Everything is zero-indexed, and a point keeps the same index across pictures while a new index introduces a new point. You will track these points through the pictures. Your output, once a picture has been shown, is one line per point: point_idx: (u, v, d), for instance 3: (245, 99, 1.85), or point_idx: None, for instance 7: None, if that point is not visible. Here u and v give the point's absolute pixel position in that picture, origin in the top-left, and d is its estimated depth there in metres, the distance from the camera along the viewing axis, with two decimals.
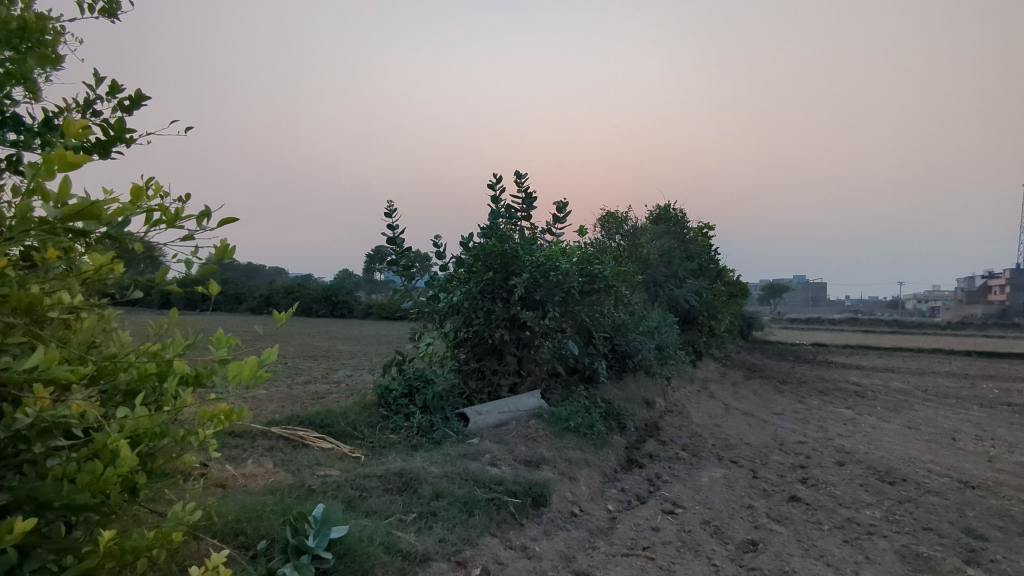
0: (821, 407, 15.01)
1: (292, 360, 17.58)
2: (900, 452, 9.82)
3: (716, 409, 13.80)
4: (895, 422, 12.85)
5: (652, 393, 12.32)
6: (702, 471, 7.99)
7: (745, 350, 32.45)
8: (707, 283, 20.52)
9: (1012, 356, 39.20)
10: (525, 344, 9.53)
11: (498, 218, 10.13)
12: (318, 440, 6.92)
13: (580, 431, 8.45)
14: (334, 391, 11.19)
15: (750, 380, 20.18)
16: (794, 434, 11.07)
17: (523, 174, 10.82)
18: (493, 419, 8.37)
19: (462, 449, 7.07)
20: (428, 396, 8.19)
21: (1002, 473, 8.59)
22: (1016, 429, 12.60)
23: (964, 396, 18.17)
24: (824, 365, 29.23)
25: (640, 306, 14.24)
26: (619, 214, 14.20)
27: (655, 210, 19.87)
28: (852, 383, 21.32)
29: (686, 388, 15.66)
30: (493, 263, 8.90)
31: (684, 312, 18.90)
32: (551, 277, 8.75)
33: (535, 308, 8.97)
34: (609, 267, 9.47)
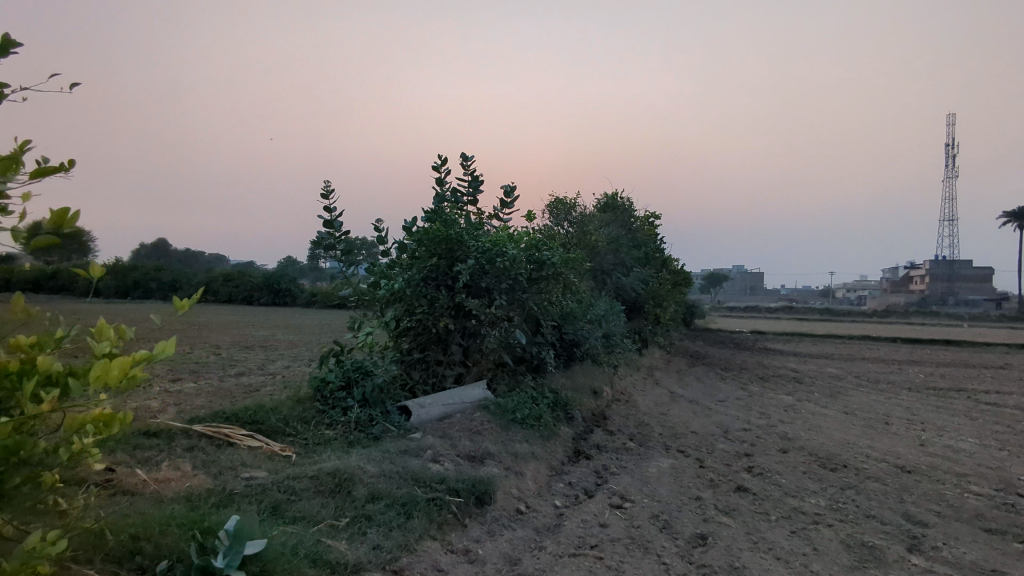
0: (763, 393, 15.32)
1: (226, 350, 16.68)
2: (839, 437, 10.03)
3: (662, 396, 13.87)
4: (833, 408, 13.22)
5: (599, 382, 12.22)
6: (650, 462, 7.88)
7: (689, 338, 33.07)
8: (654, 271, 20.65)
9: (933, 342, 41.52)
10: (471, 333, 9.18)
11: (444, 202, 9.70)
12: (245, 437, 6.41)
13: (526, 423, 8.20)
14: (268, 383, 10.58)
15: (694, 367, 20.52)
16: (738, 421, 11.19)
17: (469, 156, 10.41)
18: (437, 411, 8.01)
19: (403, 445, 6.70)
20: (367, 388, 7.75)
21: (934, 457, 8.85)
22: (943, 413, 13.17)
23: (893, 381, 18.99)
24: (762, 352, 30.11)
25: (588, 294, 14.12)
26: (567, 201, 13.99)
27: (603, 198, 19.82)
28: (790, 369, 21.97)
29: (633, 376, 15.69)
30: (437, 248, 8.47)
31: (631, 300, 18.96)
32: (497, 263, 8.40)
33: (481, 296, 8.60)
34: (558, 254, 9.19)
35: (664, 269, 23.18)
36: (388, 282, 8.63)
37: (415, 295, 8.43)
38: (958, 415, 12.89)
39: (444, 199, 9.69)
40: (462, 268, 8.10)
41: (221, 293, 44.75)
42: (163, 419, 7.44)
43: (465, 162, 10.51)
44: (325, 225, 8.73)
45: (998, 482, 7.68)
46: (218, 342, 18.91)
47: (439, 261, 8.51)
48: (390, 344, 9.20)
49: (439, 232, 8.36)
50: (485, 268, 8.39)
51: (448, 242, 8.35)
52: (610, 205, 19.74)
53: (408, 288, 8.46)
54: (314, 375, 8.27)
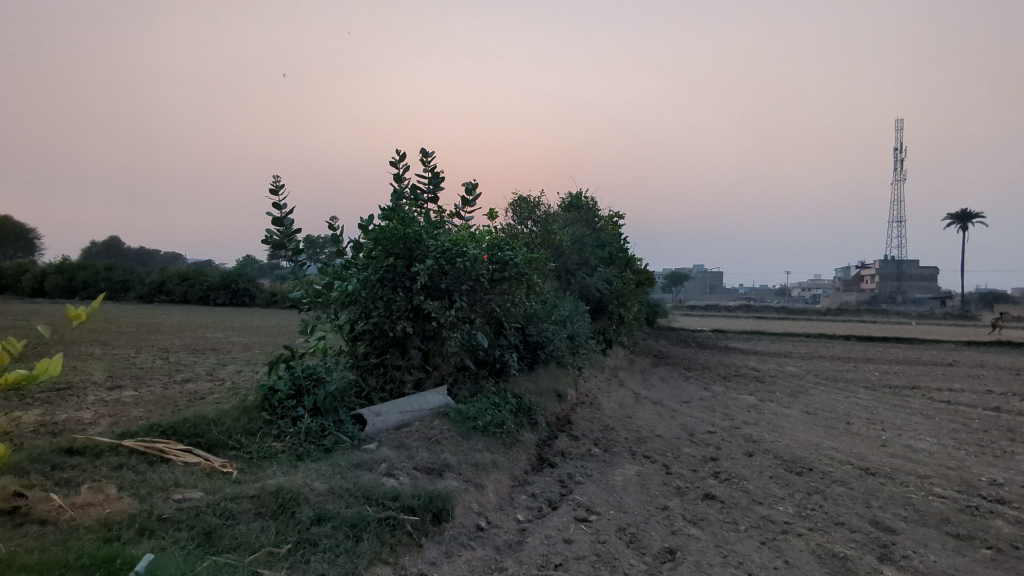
0: (726, 393, 15.34)
1: (174, 354, 15.86)
2: (803, 439, 10.00)
3: (627, 398, 13.72)
4: (795, 408, 13.28)
5: (564, 385, 11.98)
6: (615, 469, 7.65)
7: (652, 337, 33.25)
8: (618, 271, 20.57)
9: (886, 340, 42.78)
10: (431, 336, 8.79)
11: (403, 199, 9.29)
12: (182, 453, 5.93)
13: (488, 430, 7.87)
14: (215, 390, 9.99)
15: (657, 367, 20.53)
16: (703, 423, 11.08)
17: (429, 152, 10.02)
18: (395, 420, 7.62)
19: (355, 458, 6.29)
20: (319, 397, 7.28)
21: (896, 458, 8.87)
22: (900, 411, 13.36)
23: (851, 379, 19.33)
24: (724, 351, 30.51)
25: (552, 295, 13.86)
26: (531, 199, 13.70)
27: (567, 197, 19.64)
28: (751, 368, 22.19)
29: (598, 377, 15.53)
30: (395, 247, 8.05)
31: (595, 300, 18.83)
32: (457, 264, 8.02)
33: (441, 298, 8.21)
34: (522, 254, 8.88)
35: (628, 269, 23.17)
36: (342, 283, 8.15)
37: (371, 297, 7.99)
38: (915, 414, 13.09)
39: (402, 196, 9.28)
40: (420, 269, 7.70)
41: (175, 293, 43.14)
42: (93, 432, 6.86)
43: (425, 158, 10.11)
44: (276, 223, 8.23)
45: (959, 484, 7.70)
46: (167, 345, 18.02)
47: (397, 260, 8.08)
48: (345, 348, 8.73)
49: (397, 231, 7.94)
50: (445, 268, 8.00)
51: (406, 241, 7.94)
52: (575, 204, 19.57)
53: (363, 289, 8.00)
54: (262, 383, 7.75)
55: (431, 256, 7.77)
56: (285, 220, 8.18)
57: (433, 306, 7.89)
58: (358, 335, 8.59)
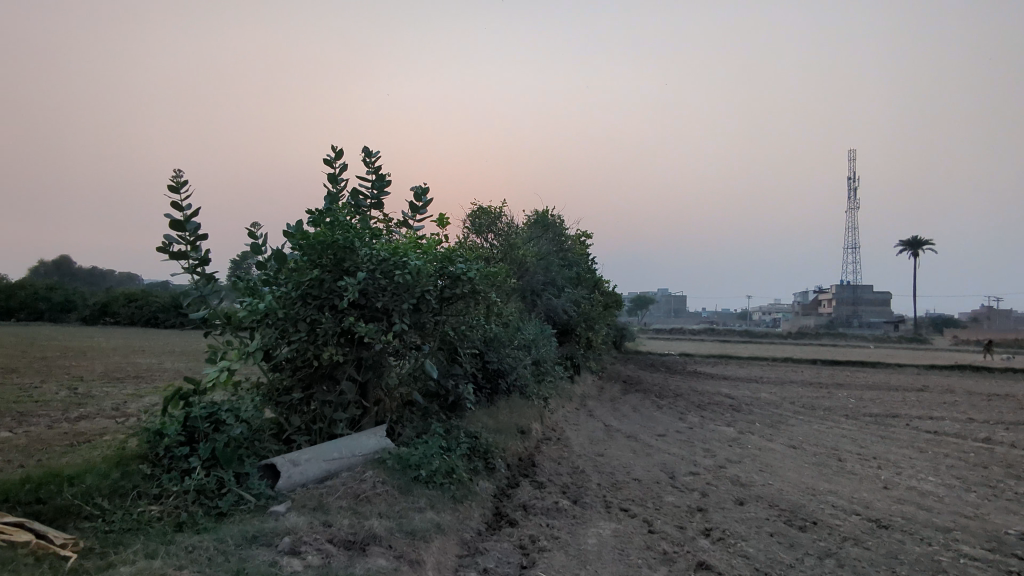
0: (703, 424, 14.21)
1: (89, 383, 13.97)
2: (797, 482, 8.82)
3: (597, 431, 12.42)
4: (779, 442, 12.19)
5: (527, 419, 10.62)
6: (588, 528, 6.32)
7: (620, 361, 32.22)
8: (586, 293, 19.44)
9: (851, 364, 42.71)
10: (369, 365, 7.38)
11: (339, 203, 7.93)
12: (10, 529, 4.39)
13: (433, 482, 6.46)
14: (111, 429, 8.34)
15: (627, 394, 19.35)
16: (683, 462, 9.84)
17: (373, 152, 8.72)
18: (316, 470, 6.18)
19: (252, 528, 4.82)
20: (218, 444, 5.72)
21: (906, 506, 7.73)
22: (890, 444, 12.40)
23: (828, 406, 18.52)
24: (693, 376, 29.67)
25: (515, 317, 12.56)
26: (493, 209, 12.42)
27: (533, 213, 18.45)
28: (724, 395, 21.20)
29: (565, 408, 14.21)
30: (322, 257, 6.66)
31: (562, 322, 17.61)
32: (397, 279, 6.62)
33: (378, 318, 6.81)
34: (476, 267, 7.54)
35: (596, 290, 22.13)
36: (255, 300, 6.69)
37: (292, 318, 6.57)
38: (906, 447, 12.12)
39: (339, 199, 7.92)
40: (350, 282, 6.28)
41: (119, 314, 40.45)
42: None
43: (368, 158, 8.78)
44: (176, 227, 6.79)
45: (987, 539, 6.59)
46: (86, 372, 16.06)
47: (325, 272, 6.68)
48: (264, 380, 7.24)
49: (324, 237, 6.54)
50: (383, 281, 6.60)
51: (334, 248, 6.55)
52: (540, 221, 18.37)
53: (282, 307, 6.57)
54: (148, 424, 6.16)
55: (364, 266, 6.37)
56: (189, 223, 6.81)
57: (367, 328, 6.47)
58: (279, 364, 7.12)
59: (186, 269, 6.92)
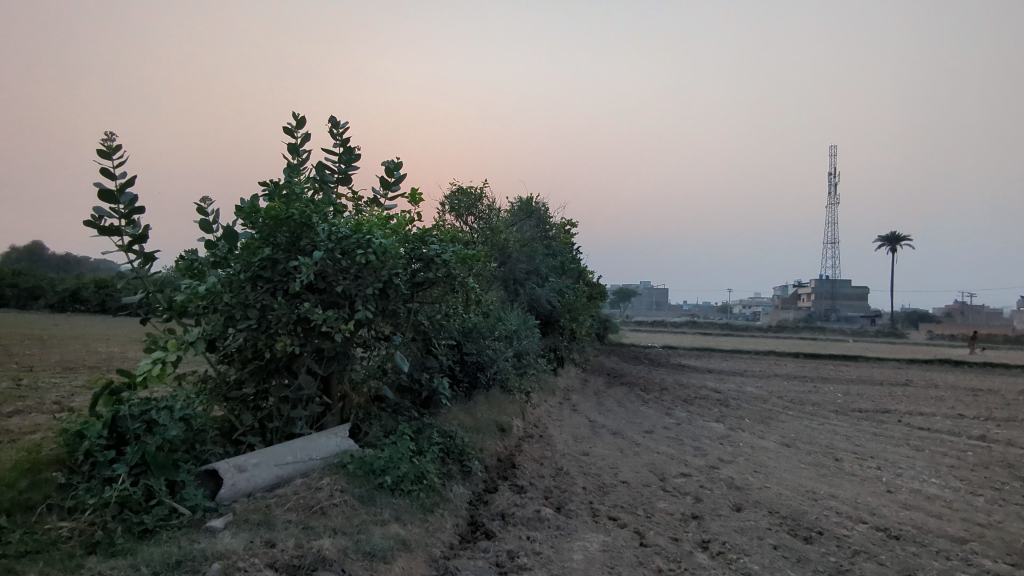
0: (691, 420, 13.65)
1: (36, 373, 12.94)
2: (796, 485, 8.24)
3: (581, 428, 11.77)
4: (771, 439, 11.64)
5: (508, 416, 9.92)
6: (574, 541, 5.65)
7: (603, 353, 31.65)
8: (570, 283, 18.75)
9: (832, 358, 42.68)
10: (332, 356, 6.62)
11: (301, 176, 7.13)
12: None
13: (399, 489, 5.73)
14: (43, 425, 7.48)
15: (612, 388, 18.77)
16: (673, 462, 9.22)
17: (341, 122, 7.90)
18: (266, 476, 5.43)
19: (176, 550, 4.08)
20: (148, 448, 4.93)
21: (914, 512, 7.18)
22: (885, 442, 11.93)
23: (817, 401, 18.10)
24: (677, 368, 29.24)
25: (496, 305, 11.83)
26: (473, 191, 11.66)
27: (516, 199, 17.70)
28: (710, 388, 20.74)
29: (547, 403, 13.54)
30: (275, 235, 5.86)
31: (546, 313, 16.92)
32: (360, 261, 5.83)
33: (340, 304, 6.03)
34: (452, 249, 6.78)
35: (580, 280, 21.49)
36: (198, 282, 5.88)
37: (241, 303, 5.77)
38: (901, 445, 11.65)
39: (300, 172, 7.12)
40: (304, 261, 5.47)
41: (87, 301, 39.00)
42: None
43: (335, 129, 7.97)
44: (106, 198, 5.92)
45: (1006, 551, 6.05)
46: (38, 362, 15.00)
47: (279, 250, 5.88)
48: (211, 373, 6.45)
49: (277, 211, 5.75)
50: (344, 262, 5.81)
51: (288, 224, 5.74)
52: (524, 207, 17.60)
53: (229, 291, 5.75)
54: (69, 424, 5.35)
55: (322, 244, 5.57)
56: (124, 196, 5.98)
57: (326, 315, 5.69)
58: (228, 355, 6.34)
59: (118, 248, 6.05)
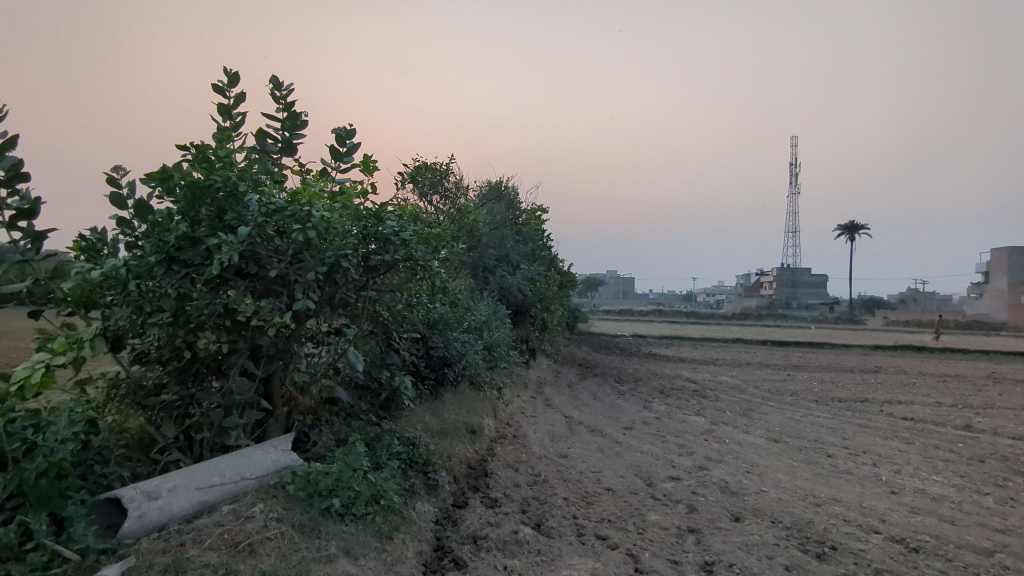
0: (670, 414, 12.99)
1: None
2: (794, 487, 7.57)
3: (557, 425, 10.96)
4: (757, 434, 11.03)
5: (478, 416, 9.02)
6: (560, 570, 4.81)
7: (574, 343, 31.02)
8: (542, 271, 17.93)
9: (799, 345, 42.89)
10: (272, 354, 5.61)
11: (234, 143, 6.04)
12: None
13: (350, 513, 4.79)
14: None
15: (585, 380, 18.05)
16: (659, 464, 8.47)
17: (285, 82, 6.80)
18: (185, 504, 4.42)
19: None
20: (24, 476, 3.87)
21: (926, 519, 6.56)
22: (873, 434, 11.45)
23: (794, 391, 17.70)
24: (649, 358, 28.77)
25: (464, 294, 10.91)
26: (439, 167, 10.65)
27: (485, 182, 16.71)
28: (684, 378, 20.22)
29: (520, 398, 12.70)
30: (194, 208, 4.80)
31: (517, 302, 16.06)
32: (299, 240, 4.80)
33: (276, 293, 5.00)
34: (413, 227, 5.81)
35: (551, 268, 20.69)
36: (99, 267, 4.79)
37: (152, 292, 4.70)
38: (889, 438, 11.16)
39: (233, 136, 6.03)
40: (228, 239, 4.41)
41: None
42: None
43: (278, 90, 6.85)
44: None
45: None
46: None
47: (199, 228, 4.81)
48: (124, 376, 5.36)
49: (194, 179, 4.67)
50: (279, 241, 4.77)
51: (210, 195, 4.67)
52: (493, 190, 16.64)
53: (136, 277, 4.67)
54: None
55: (252, 219, 4.53)
56: (4, 161, 4.85)
57: (258, 305, 4.66)
58: (143, 354, 5.26)
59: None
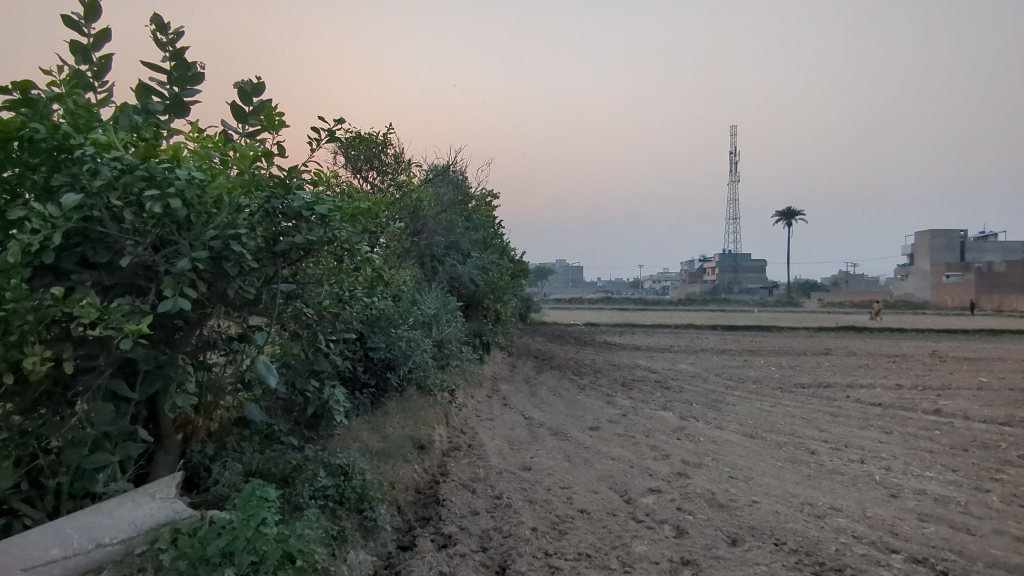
0: (636, 409, 12.11)
1: None
2: (787, 495, 6.72)
3: (517, 428, 9.89)
4: (731, 429, 10.26)
5: (427, 426, 7.84)
6: None
7: (527, 334, 30.09)
8: (493, 259, 16.79)
9: (748, 329, 43.27)
10: (150, 370, 4.27)
11: (97, 98, 4.62)
12: None
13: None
14: None
15: (542, 374, 17.08)
16: (634, 473, 7.51)
17: (170, 24, 5.37)
18: None
19: None
20: None
21: (940, 530, 5.77)
22: (848, 424, 10.85)
23: (756, 378, 17.18)
24: (604, 347, 28.07)
25: (409, 285, 9.66)
26: (376, 141, 9.32)
27: (430, 162, 15.38)
28: (644, 368, 19.51)
29: (474, 398, 11.57)
30: (13, 168, 3.40)
31: (468, 293, 14.89)
32: (167, 215, 3.47)
33: (141, 290, 3.67)
34: (334, 201, 4.54)
35: (503, 256, 19.58)
36: None
37: None
38: (865, 428, 10.56)
39: (95, 87, 4.61)
40: (48, 212, 3.07)
41: None
42: None
43: (161, 33, 5.40)
44: None
45: None
46: None
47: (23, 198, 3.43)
48: None
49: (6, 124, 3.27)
50: (136, 216, 3.43)
51: (31, 153, 3.31)
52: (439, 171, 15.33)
53: None
54: None
55: (89, 185, 3.21)
56: None
57: (107, 307, 3.33)
58: None
59: None
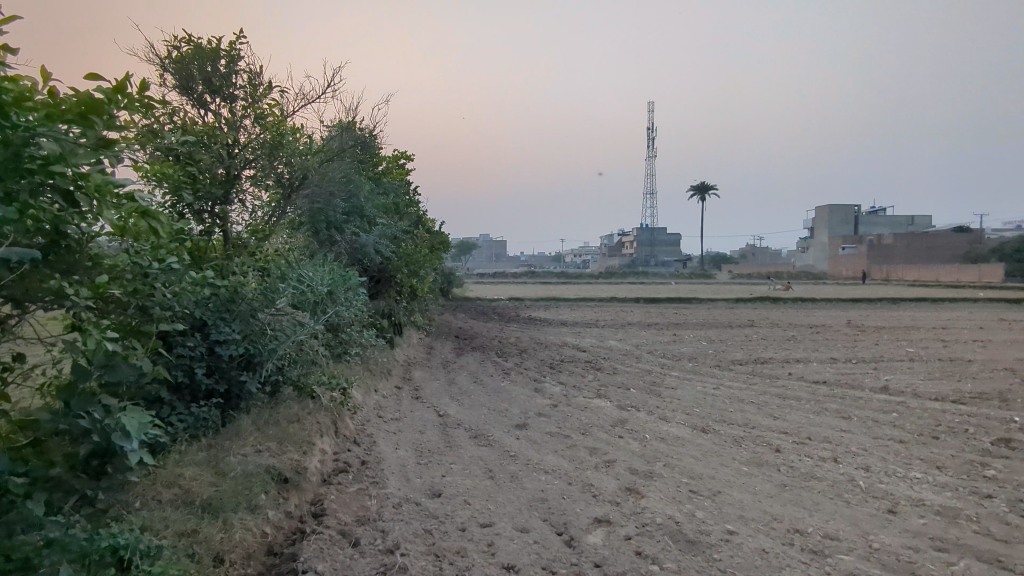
0: (568, 397, 10.55)
1: None
2: (766, 519, 5.27)
3: (427, 432, 8.06)
4: (678, 420, 8.88)
5: (303, 442, 5.87)
6: None
7: (448, 311, 28.19)
8: (405, 227, 14.73)
9: (670, 301, 43.29)
10: None
11: None
12: None
13: None
14: None
15: (462, 356, 15.31)
16: (574, 492, 5.87)
17: None
18: None
19: None
20: None
21: (971, 567, 4.45)
22: (801, 408, 9.74)
23: (690, 355, 16.15)
24: (529, 323, 26.65)
25: (284, 254, 7.53)
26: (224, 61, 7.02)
27: None
28: (573, 346, 18.19)
29: (378, 392, 9.65)
30: None
31: (375, 266, 12.78)
32: None
33: None
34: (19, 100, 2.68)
35: (418, 225, 17.53)
36: None
37: None
38: (821, 413, 9.46)
39: None
40: None
41: None
42: None
43: None
44: None
45: None
46: None
47: None
48: None
49: None
50: None
51: None
52: None
53: None
54: None
55: None
56: None
57: None
58: None
59: None
